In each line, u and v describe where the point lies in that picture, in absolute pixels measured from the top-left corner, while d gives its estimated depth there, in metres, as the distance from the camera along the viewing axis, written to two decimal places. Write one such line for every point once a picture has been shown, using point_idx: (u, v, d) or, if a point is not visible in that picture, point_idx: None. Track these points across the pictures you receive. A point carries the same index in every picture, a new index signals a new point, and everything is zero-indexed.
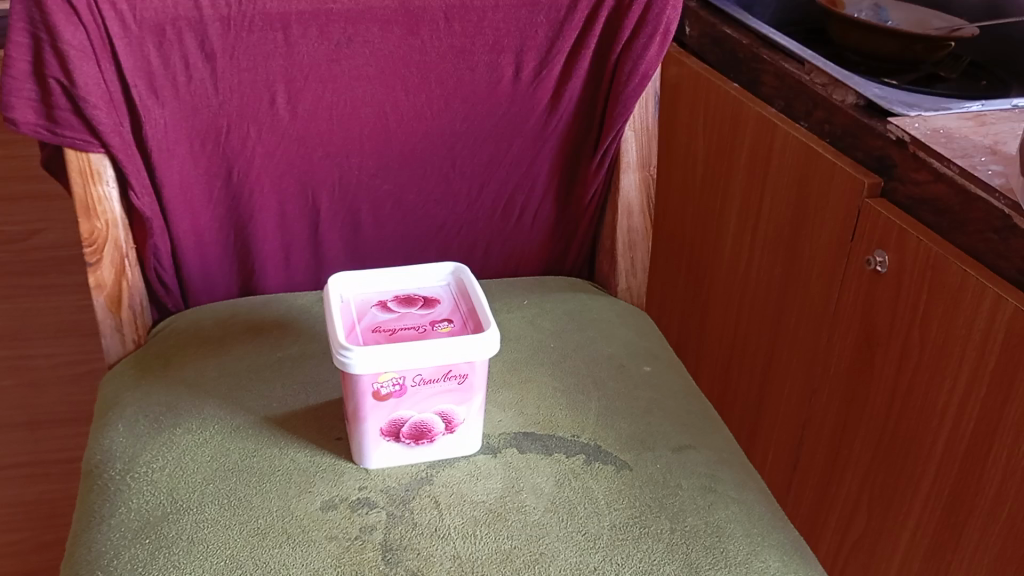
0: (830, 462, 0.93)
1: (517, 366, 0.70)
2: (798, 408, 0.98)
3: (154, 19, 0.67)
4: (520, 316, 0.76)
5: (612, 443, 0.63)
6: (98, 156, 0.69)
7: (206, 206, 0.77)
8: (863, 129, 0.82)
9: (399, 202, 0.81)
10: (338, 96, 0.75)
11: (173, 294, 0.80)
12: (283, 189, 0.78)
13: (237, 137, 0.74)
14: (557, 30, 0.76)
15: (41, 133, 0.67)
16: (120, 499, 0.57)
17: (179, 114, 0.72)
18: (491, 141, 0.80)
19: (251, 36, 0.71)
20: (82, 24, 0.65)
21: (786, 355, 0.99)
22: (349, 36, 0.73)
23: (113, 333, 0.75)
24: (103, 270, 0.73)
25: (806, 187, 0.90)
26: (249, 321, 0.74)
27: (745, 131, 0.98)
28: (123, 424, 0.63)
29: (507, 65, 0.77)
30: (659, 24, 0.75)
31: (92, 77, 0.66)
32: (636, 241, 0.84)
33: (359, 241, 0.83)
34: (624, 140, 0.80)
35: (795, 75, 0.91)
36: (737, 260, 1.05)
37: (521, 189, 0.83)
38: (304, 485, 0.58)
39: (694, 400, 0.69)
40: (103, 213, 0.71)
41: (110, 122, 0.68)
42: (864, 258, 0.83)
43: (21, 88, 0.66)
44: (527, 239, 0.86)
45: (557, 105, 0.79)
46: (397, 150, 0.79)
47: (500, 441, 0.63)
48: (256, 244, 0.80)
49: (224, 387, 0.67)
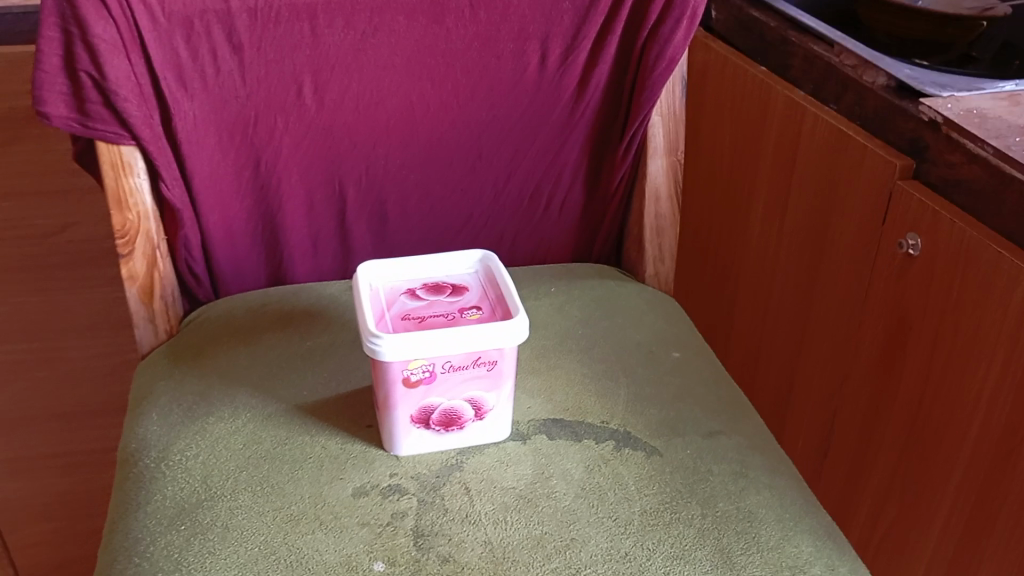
0: (862, 448, 0.92)
1: (546, 354, 0.70)
2: (829, 394, 0.97)
3: (182, 12, 0.68)
4: (548, 303, 0.76)
5: (641, 429, 0.63)
6: (129, 149, 0.70)
7: (235, 197, 0.78)
8: (895, 111, 0.81)
9: (426, 191, 0.82)
10: (364, 86, 0.75)
11: (204, 285, 0.81)
12: (311, 180, 0.79)
13: (265, 128, 0.75)
14: (583, 16, 0.76)
15: (73, 127, 0.68)
16: (155, 486, 0.58)
17: (208, 106, 0.73)
18: (518, 129, 0.80)
19: (278, 28, 0.71)
20: (112, 18, 0.65)
21: (816, 341, 0.98)
22: (375, 25, 0.73)
23: (147, 324, 0.75)
24: (135, 262, 0.74)
25: (836, 170, 0.89)
26: (279, 311, 0.75)
27: (773, 115, 0.97)
28: (157, 413, 0.64)
29: (533, 52, 0.77)
30: (686, 8, 0.75)
31: (122, 70, 0.67)
32: (664, 227, 0.84)
33: (386, 230, 0.83)
34: (651, 126, 0.80)
35: (824, 58, 0.90)
36: (766, 245, 1.04)
37: (548, 177, 0.83)
38: (336, 472, 0.58)
39: (724, 387, 0.68)
40: (134, 205, 0.72)
41: (141, 115, 0.69)
42: (896, 242, 0.82)
43: (53, 82, 0.66)
44: (554, 227, 0.86)
45: (583, 91, 0.79)
46: (423, 139, 0.79)
47: (529, 428, 0.63)
48: (285, 235, 0.80)
49: (256, 376, 0.67)
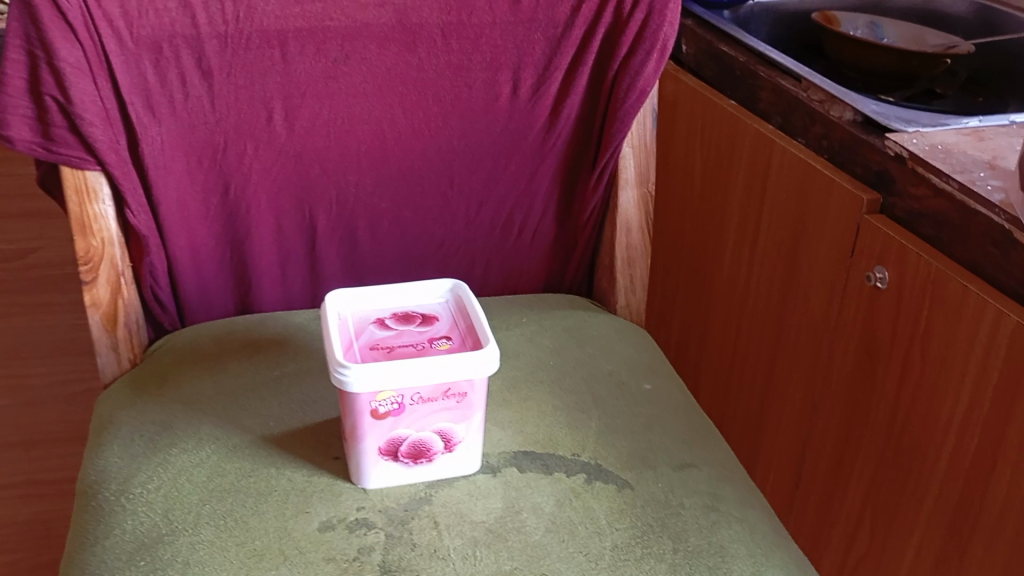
0: (833, 478, 0.93)
1: (517, 385, 0.69)
2: (798, 424, 0.97)
3: (151, 37, 0.67)
4: (519, 332, 0.76)
5: (612, 461, 0.62)
6: (94, 174, 0.69)
7: (203, 223, 0.77)
8: (862, 144, 0.82)
9: (397, 219, 0.81)
10: (335, 113, 0.75)
11: (169, 313, 0.79)
12: (280, 206, 0.78)
13: (234, 154, 0.74)
14: (554, 47, 0.76)
15: (37, 151, 0.66)
16: (114, 521, 0.56)
17: (176, 131, 0.72)
18: (489, 158, 0.80)
19: (249, 54, 0.70)
20: (79, 41, 0.65)
21: (786, 371, 0.98)
22: (347, 53, 0.73)
23: (110, 351, 0.74)
24: (99, 288, 0.72)
25: (804, 202, 0.90)
26: (246, 339, 0.74)
27: (743, 146, 0.98)
28: (118, 444, 0.63)
29: (505, 82, 0.77)
30: (656, 40, 0.75)
31: (88, 94, 0.66)
32: (635, 257, 0.84)
33: (356, 259, 0.82)
34: (622, 156, 0.80)
35: (792, 92, 0.91)
36: (736, 276, 1.05)
37: (519, 206, 0.83)
38: (301, 505, 0.57)
39: (695, 417, 0.68)
40: (99, 231, 0.71)
41: (107, 140, 0.68)
42: (864, 274, 0.83)
43: (16, 105, 0.65)
44: (526, 256, 0.86)
45: (555, 122, 0.79)
46: (395, 167, 0.79)
47: (499, 460, 0.62)
48: (253, 262, 0.79)
49: (221, 406, 0.66)
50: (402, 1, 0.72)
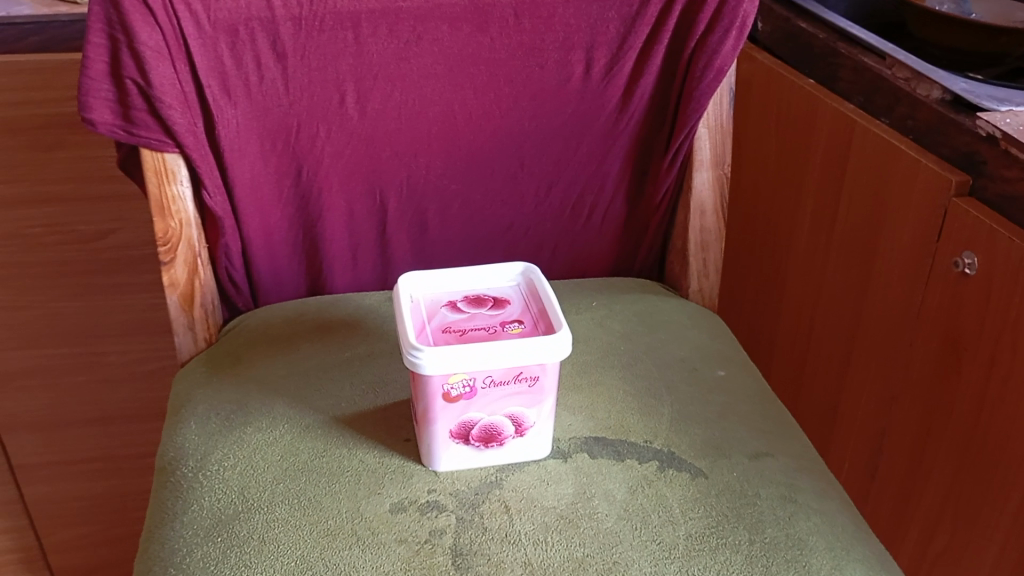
0: (912, 471, 0.90)
1: (587, 370, 0.68)
2: (876, 414, 0.94)
3: (228, 20, 0.68)
4: (589, 317, 0.75)
5: (685, 449, 0.61)
6: (173, 156, 0.70)
7: (276, 205, 0.78)
8: (950, 124, 0.79)
9: (466, 202, 0.81)
10: (406, 95, 0.75)
11: (243, 294, 0.80)
12: (351, 188, 0.78)
13: (307, 137, 0.75)
14: (629, 26, 0.75)
15: (117, 133, 0.68)
16: (192, 497, 0.57)
17: (251, 114, 0.72)
18: (560, 140, 0.79)
19: (322, 36, 0.71)
20: (158, 24, 0.66)
21: (863, 359, 0.95)
22: (419, 34, 0.72)
23: (186, 331, 0.75)
24: (177, 269, 0.73)
25: (886, 186, 0.86)
26: (318, 320, 0.74)
27: (821, 127, 0.95)
28: (195, 422, 0.64)
29: (577, 63, 0.76)
30: (735, 17, 0.73)
31: (167, 77, 0.67)
32: (709, 241, 0.82)
33: (425, 241, 0.82)
34: (697, 138, 0.78)
35: (875, 70, 0.88)
36: (812, 261, 1.02)
37: (590, 189, 0.82)
38: (373, 486, 0.57)
39: (770, 405, 0.67)
40: (177, 212, 0.72)
41: (185, 122, 0.69)
42: (951, 259, 0.79)
43: (98, 89, 0.67)
44: (596, 239, 0.85)
45: (628, 103, 0.78)
46: (466, 149, 0.78)
47: (570, 446, 0.61)
48: (324, 244, 0.80)
49: (294, 387, 0.67)
50: None
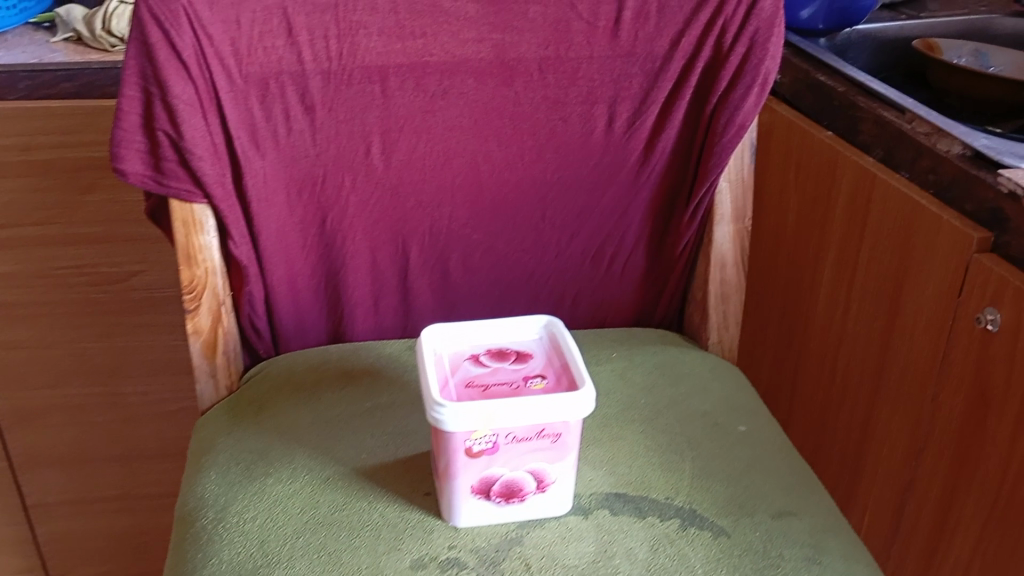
0: (936, 528, 0.88)
1: (608, 423, 0.68)
2: (901, 468, 0.93)
3: (259, 73, 0.69)
4: (610, 368, 0.75)
5: (708, 507, 0.60)
6: (201, 207, 0.71)
7: (300, 253, 0.79)
8: (971, 181, 0.79)
9: (488, 252, 0.81)
10: (431, 147, 0.76)
11: (265, 340, 0.81)
12: (375, 237, 0.79)
13: (332, 187, 0.76)
14: (652, 81, 0.76)
15: (148, 183, 0.69)
16: (212, 550, 0.58)
17: (278, 164, 0.74)
18: (582, 192, 0.80)
19: (350, 90, 0.72)
20: (191, 78, 0.67)
21: (886, 412, 0.94)
22: (445, 87, 0.74)
23: (208, 379, 0.75)
24: (202, 317, 0.74)
25: (909, 240, 0.86)
26: (340, 369, 0.75)
27: (841, 181, 0.95)
28: (216, 472, 0.64)
29: (601, 116, 0.77)
30: (757, 74, 0.74)
31: (198, 130, 0.68)
32: (730, 293, 0.82)
33: (447, 289, 0.83)
34: (718, 192, 0.78)
35: (895, 124, 0.88)
36: (832, 313, 1.01)
37: (611, 239, 0.82)
38: (394, 542, 0.57)
39: (795, 463, 0.66)
40: (203, 261, 0.73)
41: (214, 173, 0.70)
42: (975, 315, 0.79)
43: (131, 140, 0.68)
44: (616, 290, 0.85)
45: (650, 155, 0.78)
46: (489, 200, 0.79)
47: (591, 501, 0.61)
48: (347, 291, 0.81)
49: (316, 437, 0.67)
50: (501, 36, 0.73)
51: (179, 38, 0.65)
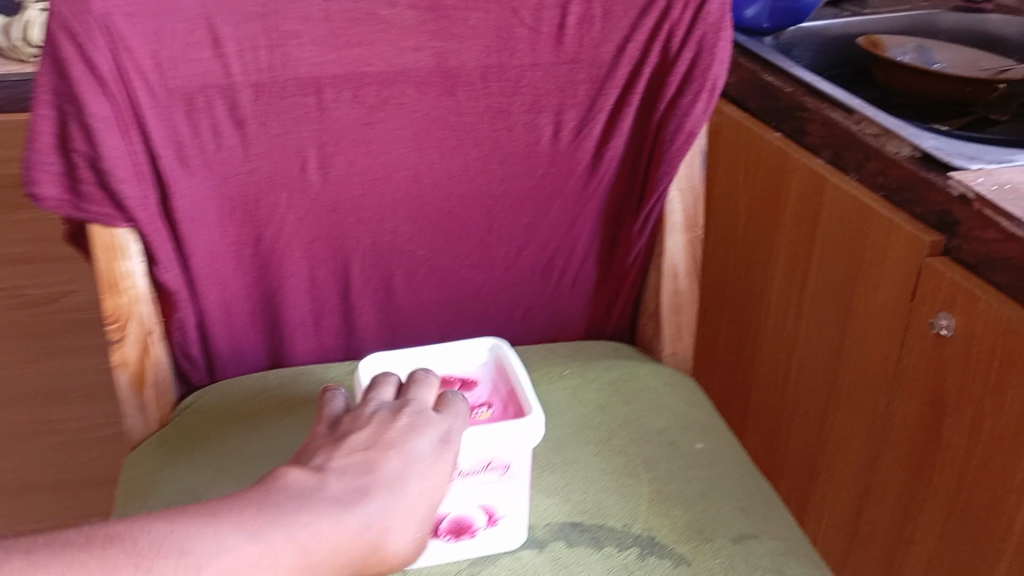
0: (895, 533, 0.87)
1: (562, 446, 0.66)
2: (856, 473, 0.92)
3: (184, 88, 0.65)
4: (563, 387, 0.72)
5: (667, 533, 0.58)
6: (124, 231, 0.67)
7: (235, 276, 0.74)
8: (921, 183, 0.78)
9: (434, 267, 0.78)
10: (371, 161, 0.73)
11: (199, 367, 0.77)
12: (315, 256, 0.75)
13: (267, 205, 0.72)
14: (599, 87, 0.73)
15: (66, 208, 0.64)
16: None
17: (209, 183, 0.70)
18: (529, 203, 0.77)
19: (283, 103, 0.69)
20: (109, 96, 0.62)
21: (841, 417, 0.93)
22: (383, 98, 0.71)
23: (136, 413, 0.71)
24: (127, 347, 0.69)
25: (859, 244, 0.85)
26: (280, 398, 0.71)
27: (790, 184, 0.94)
28: None
29: (547, 125, 0.74)
30: (705, 80, 0.72)
31: (119, 150, 0.64)
32: (683, 304, 0.80)
33: (392, 307, 0.80)
34: (670, 200, 0.76)
35: (843, 125, 0.87)
36: (784, 317, 1.00)
37: (560, 251, 0.80)
38: None
39: (753, 480, 0.64)
40: (127, 288, 0.68)
41: (137, 196, 0.65)
42: (928, 320, 0.78)
43: (45, 162, 0.63)
44: (567, 302, 0.83)
45: (599, 164, 0.76)
46: (433, 214, 0.76)
47: (545, 533, 0.58)
48: (287, 313, 0.77)
49: (254, 474, 0.63)
50: (441, 44, 0.70)
51: (95, 53, 0.61)
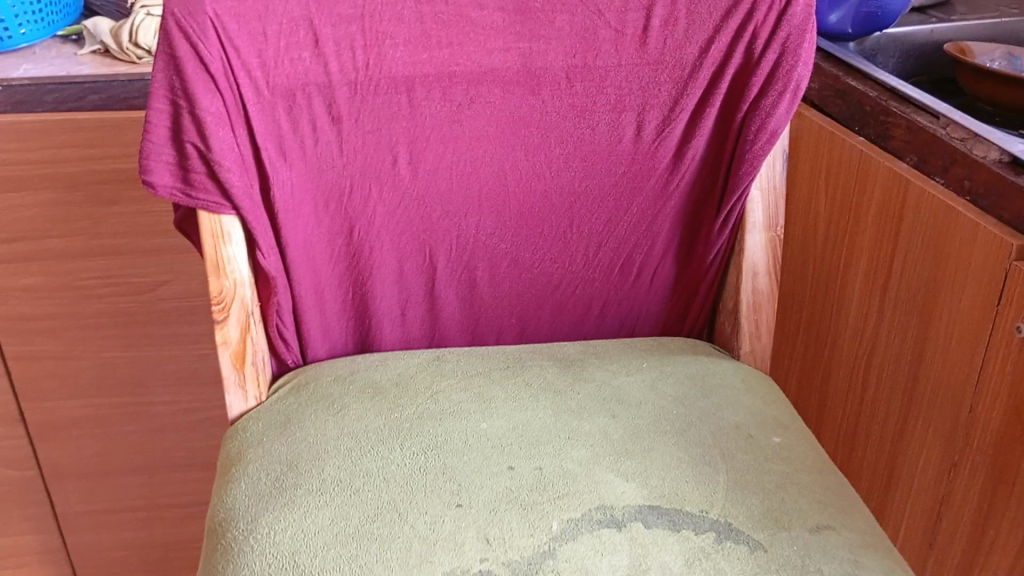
0: (974, 542, 0.86)
1: (639, 434, 0.67)
2: (936, 480, 0.91)
3: (286, 85, 0.69)
4: (640, 379, 0.74)
5: (744, 521, 0.60)
6: (229, 217, 0.71)
7: (327, 264, 0.79)
8: (1010, 188, 0.77)
9: (515, 261, 0.81)
10: (458, 156, 0.76)
11: (293, 349, 0.80)
12: (402, 247, 0.79)
13: (359, 197, 0.75)
14: (681, 88, 0.75)
15: (177, 196, 0.69)
16: (243, 560, 0.59)
17: (306, 175, 0.73)
18: (610, 200, 0.79)
19: (376, 100, 0.72)
20: (219, 91, 0.67)
21: (922, 423, 0.92)
22: (471, 97, 0.73)
23: (237, 391, 0.75)
24: (230, 328, 0.73)
25: (943, 248, 0.85)
26: (368, 380, 0.74)
27: (873, 189, 0.94)
28: (246, 483, 0.65)
29: (629, 124, 0.76)
30: (789, 81, 0.73)
31: (226, 142, 0.68)
32: (762, 302, 0.81)
33: (474, 299, 0.82)
34: (750, 200, 0.78)
35: (929, 129, 0.87)
36: (865, 322, 1.00)
37: (639, 248, 0.82)
38: (425, 555, 0.57)
39: (830, 476, 0.65)
40: (231, 272, 0.72)
41: (242, 184, 0.69)
42: (1014, 326, 0.77)
43: (160, 152, 0.68)
44: (644, 299, 0.84)
45: (679, 163, 0.78)
46: (516, 209, 0.79)
47: (624, 514, 0.60)
48: (375, 301, 0.81)
49: (345, 449, 0.66)
50: (528, 44, 0.72)
51: (207, 51, 0.65)
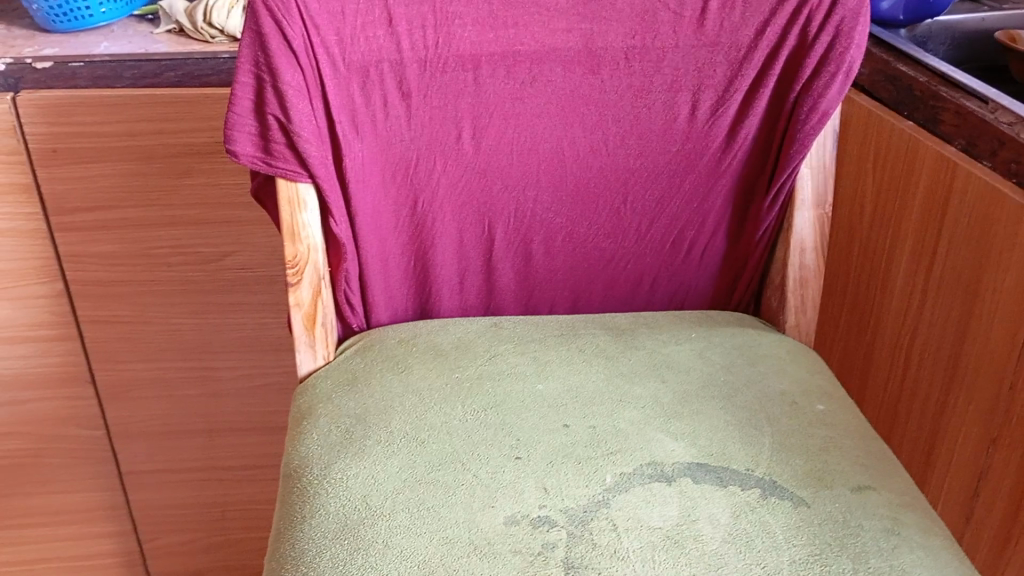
0: (1012, 514, 0.89)
1: (688, 399, 0.71)
2: (976, 455, 0.93)
3: (361, 61, 0.73)
4: (689, 347, 0.77)
5: (788, 478, 0.63)
6: (305, 186, 0.75)
7: (393, 232, 0.83)
8: None
9: (570, 235, 0.85)
10: (519, 132, 0.79)
11: (358, 314, 0.85)
12: (463, 218, 0.83)
13: (424, 170, 0.80)
14: (736, 69, 0.78)
15: (257, 164, 0.73)
16: (318, 502, 0.63)
17: (376, 148, 0.78)
18: (664, 177, 0.82)
19: (444, 77, 0.76)
20: (300, 66, 0.71)
21: (964, 400, 0.94)
22: (534, 75, 0.77)
23: (307, 349, 0.79)
24: (302, 290, 0.78)
25: (988, 230, 0.87)
26: (430, 342, 0.79)
27: (920, 172, 0.96)
28: (319, 433, 0.69)
29: (684, 104, 0.79)
30: (842, 63, 0.75)
31: (305, 113, 0.72)
32: (808, 278, 0.83)
33: (530, 270, 0.86)
34: (800, 177, 0.80)
35: (977, 113, 0.88)
36: (910, 302, 1.02)
37: (690, 224, 0.85)
38: (487, 500, 0.61)
39: (872, 442, 0.68)
40: (305, 238, 0.77)
41: (318, 154, 0.74)
42: None
43: (243, 123, 0.72)
44: (694, 273, 0.88)
45: (732, 142, 0.81)
46: (573, 184, 0.82)
47: (674, 470, 0.64)
48: (436, 270, 0.85)
49: (410, 405, 0.70)
50: (589, 25, 0.76)
51: (290, 28, 0.70)
